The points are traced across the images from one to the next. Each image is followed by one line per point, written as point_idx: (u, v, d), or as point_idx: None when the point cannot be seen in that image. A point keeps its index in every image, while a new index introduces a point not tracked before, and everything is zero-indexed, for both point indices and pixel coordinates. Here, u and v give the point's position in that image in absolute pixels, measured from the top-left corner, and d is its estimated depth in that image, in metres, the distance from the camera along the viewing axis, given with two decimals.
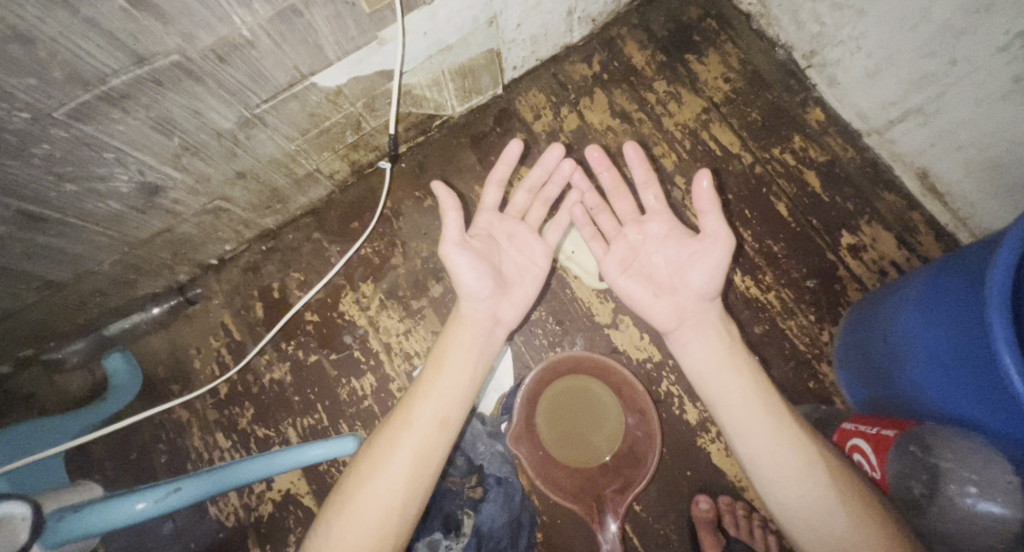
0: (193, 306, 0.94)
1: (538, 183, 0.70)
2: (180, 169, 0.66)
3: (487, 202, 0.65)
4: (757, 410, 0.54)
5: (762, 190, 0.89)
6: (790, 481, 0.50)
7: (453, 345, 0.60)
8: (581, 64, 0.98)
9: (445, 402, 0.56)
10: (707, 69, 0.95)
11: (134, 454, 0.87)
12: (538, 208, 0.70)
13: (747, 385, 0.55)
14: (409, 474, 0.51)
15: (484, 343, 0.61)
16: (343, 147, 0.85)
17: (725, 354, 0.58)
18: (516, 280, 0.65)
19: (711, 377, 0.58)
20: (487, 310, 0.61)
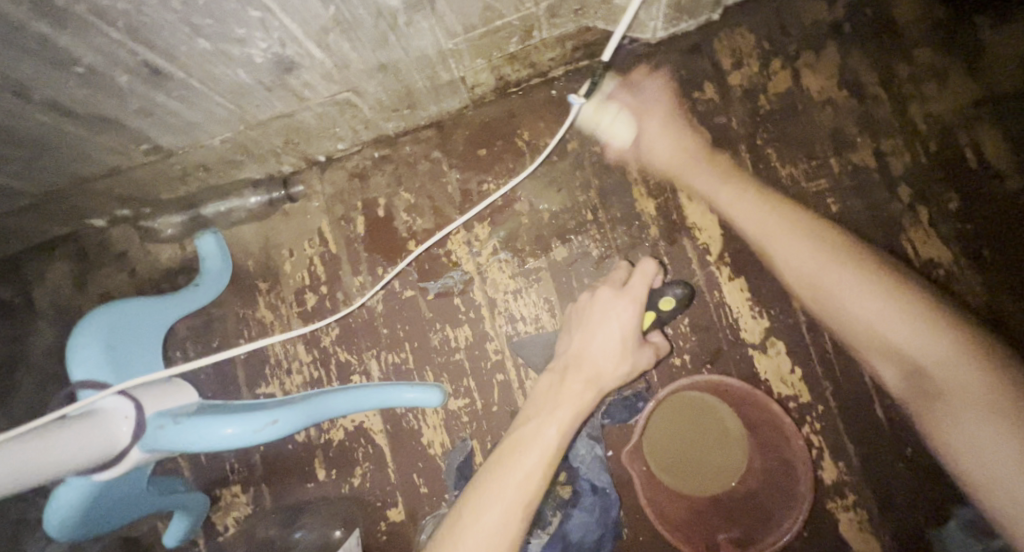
0: (293, 203, 0.84)
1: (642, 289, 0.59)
2: (323, 48, 0.53)
3: (614, 288, 0.61)
4: (863, 306, 0.59)
5: (1018, 229, 0.67)
6: (876, 312, 0.59)
7: (530, 422, 0.55)
8: (818, 4, 0.74)
9: (522, 470, 0.50)
10: (999, 46, 0.69)
11: (215, 342, 0.83)
12: (638, 281, 0.60)
13: (863, 283, 0.60)
14: (496, 529, 0.47)
15: (561, 404, 0.55)
16: (500, 55, 0.68)
17: (802, 247, 0.65)
18: (611, 352, 0.57)
19: (817, 285, 0.64)
20: (586, 365, 0.57)
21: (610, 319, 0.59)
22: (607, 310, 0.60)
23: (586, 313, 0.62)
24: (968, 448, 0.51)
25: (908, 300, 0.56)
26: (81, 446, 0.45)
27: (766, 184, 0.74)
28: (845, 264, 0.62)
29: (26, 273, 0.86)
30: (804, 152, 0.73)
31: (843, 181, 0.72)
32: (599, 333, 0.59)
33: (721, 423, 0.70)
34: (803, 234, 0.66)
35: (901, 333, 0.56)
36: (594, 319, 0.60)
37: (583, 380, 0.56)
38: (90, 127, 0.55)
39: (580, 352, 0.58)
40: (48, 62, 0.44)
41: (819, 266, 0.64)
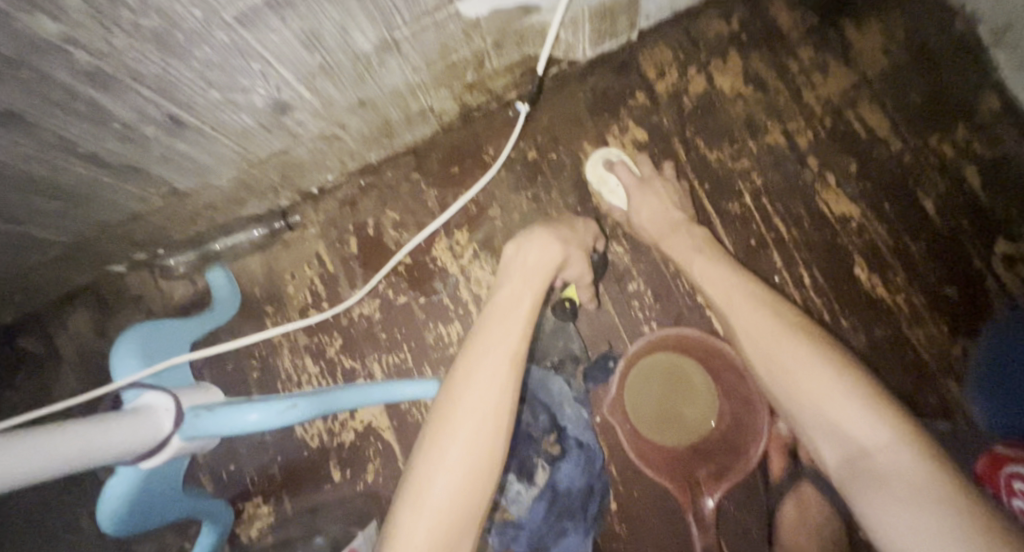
0: (291, 233, 0.94)
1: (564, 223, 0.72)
2: (312, 90, 0.65)
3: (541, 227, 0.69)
4: (795, 370, 0.53)
5: (908, 181, 0.80)
6: (835, 410, 0.49)
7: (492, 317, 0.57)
8: (718, 20, 0.89)
9: (494, 350, 0.52)
10: (866, 39, 0.84)
11: (230, 365, 0.91)
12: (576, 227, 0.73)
13: (783, 336, 0.56)
14: (483, 400, 0.49)
15: (519, 294, 0.60)
16: (460, 86, 0.81)
17: (763, 325, 0.58)
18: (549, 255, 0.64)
19: (758, 354, 0.58)
20: (539, 263, 0.63)
21: (539, 252, 0.64)
22: (542, 246, 0.65)
23: (518, 248, 0.65)
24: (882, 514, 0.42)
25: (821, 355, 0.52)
26: (127, 439, 0.52)
27: (698, 168, 0.86)
28: (775, 333, 0.57)
29: (50, 324, 0.93)
30: (726, 139, 0.86)
31: (762, 158, 0.85)
32: (541, 244, 0.65)
33: (689, 378, 0.79)
34: (747, 293, 0.62)
35: (818, 386, 0.51)
36: (519, 254, 0.64)
37: (533, 276, 0.62)
38: (119, 176, 0.66)
39: (519, 256, 0.64)
40: (94, 121, 0.54)
41: (766, 331, 0.57)
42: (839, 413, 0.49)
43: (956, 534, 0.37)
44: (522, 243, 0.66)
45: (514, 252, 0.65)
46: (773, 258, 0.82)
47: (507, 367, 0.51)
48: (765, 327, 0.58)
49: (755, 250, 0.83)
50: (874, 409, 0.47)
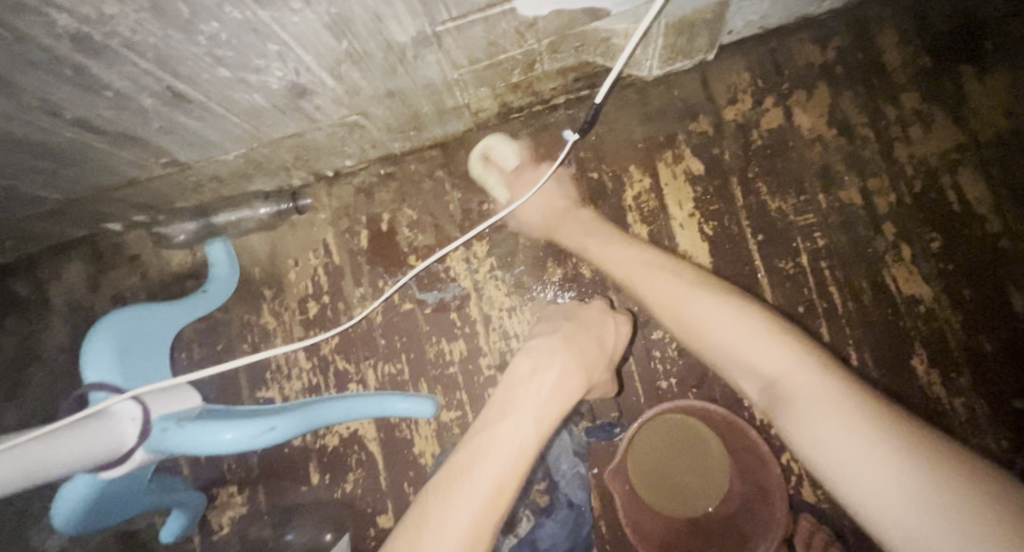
0: (300, 215, 0.88)
1: (589, 333, 0.62)
2: (335, 77, 0.57)
3: (563, 334, 0.61)
4: (754, 352, 0.52)
5: (998, 270, 0.69)
6: None
7: (507, 418, 0.52)
8: (812, 45, 0.77)
9: (502, 456, 0.48)
10: (984, 94, 0.72)
11: (220, 345, 0.86)
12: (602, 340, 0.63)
13: (717, 315, 0.56)
14: (476, 519, 0.44)
15: (534, 409, 0.52)
16: (504, 85, 0.72)
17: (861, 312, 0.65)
18: (563, 386, 0.55)
19: (667, 310, 0.61)
20: (550, 387, 0.55)
21: (557, 379, 0.55)
22: (565, 377, 0.56)
23: (533, 369, 0.56)
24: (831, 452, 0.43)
25: (740, 317, 0.55)
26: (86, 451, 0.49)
27: (755, 217, 0.76)
28: (686, 289, 0.61)
29: (43, 272, 0.89)
30: (792, 187, 0.76)
31: (829, 216, 0.75)
32: (562, 361, 0.57)
33: (703, 447, 0.71)
34: (667, 264, 0.65)
35: (777, 357, 0.51)
36: (534, 377, 0.55)
37: (551, 406, 0.53)
38: (115, 143, 0.59)
39: (534, 368, 0.56)
40: (82, 87, 0.47)
41: (682, 297, 0.60)
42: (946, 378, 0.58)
43: None
44: (539, 359, 0.57)
45: (527, 369, 0.57)
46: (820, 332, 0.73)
47: (506, 486, 0.47)
48: (711, 304, 0.58)
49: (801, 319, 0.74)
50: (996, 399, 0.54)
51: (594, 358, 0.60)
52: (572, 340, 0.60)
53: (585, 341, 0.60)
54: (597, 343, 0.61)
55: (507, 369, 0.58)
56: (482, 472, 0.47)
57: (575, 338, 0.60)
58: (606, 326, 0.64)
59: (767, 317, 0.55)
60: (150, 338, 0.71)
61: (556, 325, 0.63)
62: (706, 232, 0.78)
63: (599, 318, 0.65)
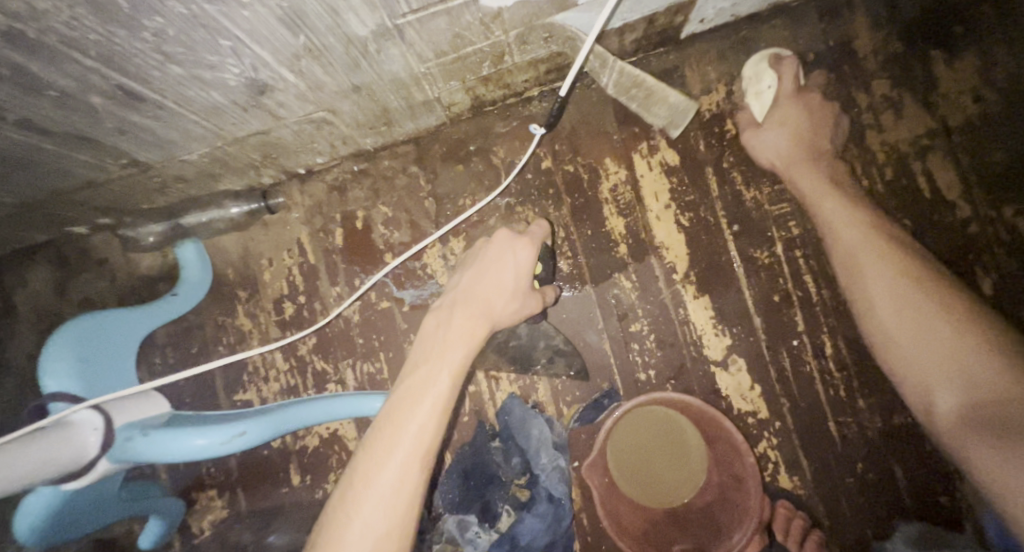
0: (273, 214, 0.86)
1: (492, 266, 0.58)
2: (296, 72, 0.56)
3: (466, 276, 0.60)
4: (905, 361, 0.60)
5: (967, 255, 0.70)
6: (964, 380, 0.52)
7: (420, 370, 0.53)
8: (784, 33, 0.77)
9: (410, 412, 0.50)
10: (955, 79, 0.72)
11: (194, 348, 0.85)
12: (506, 274, 0.58)
13: (918, 300, 0.60)
14: (404, 469, 0.47)
15: (436, 358, 0.53)
16: (473, 78, 0.71)
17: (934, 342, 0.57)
18: (463, 327, 0.55)
19: (881, 336, 0.63)
20: (455, 332, 0.54)
21: (455, 327, 0.55)
22: (463, 324, 0.55)
23: (437, 321, 0.57)
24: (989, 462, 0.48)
25: (960, 336, 0.56)
26: (46, 462, 0.50)
27: (730, 207, 0.77)
28: (917, 294, 0.60)
29: (9, 277, 0.87)
30: (767, 176, 0.76)
31: (803, 205, 0.75)
32: (458, 303, 0.57)
33: (683, 437, 0.71)
34: (885, 250, 0.65)
35: (981, 370, 0.52)
36: (437, 329, 0.56)
37: (454, 348, 0.53)
38: (67, 144, 0.57)
39: (435, 321, 0.56)
40: (25, 87, 0.46)
41: (894, 310, 0.61)
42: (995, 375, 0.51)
43: None
44: (442, 313, 0.57)
45: (433, 325, 0.57)
46: (795, 319, 0.74)
47: (427, 438, 0.49)
48: (938, 329, 0.57)
49: (777, 308, 0.74)
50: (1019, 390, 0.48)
51: (495, 293, 0.57)
52: (469, 287, 0.57)
53: (482, 283, 0.57)
54: (491, 279, 0.57)
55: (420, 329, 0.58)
56: (405, 428, 0.49)
57: (476, 278, 0.58)
58: (504, 257, 0.58)
59: (988, 342, 0.53)
60: (115, 346, 0.73)
61: (462, 272, 0.60)
62: (682, 223, 0.78)
63: (497, 252, 0.58)
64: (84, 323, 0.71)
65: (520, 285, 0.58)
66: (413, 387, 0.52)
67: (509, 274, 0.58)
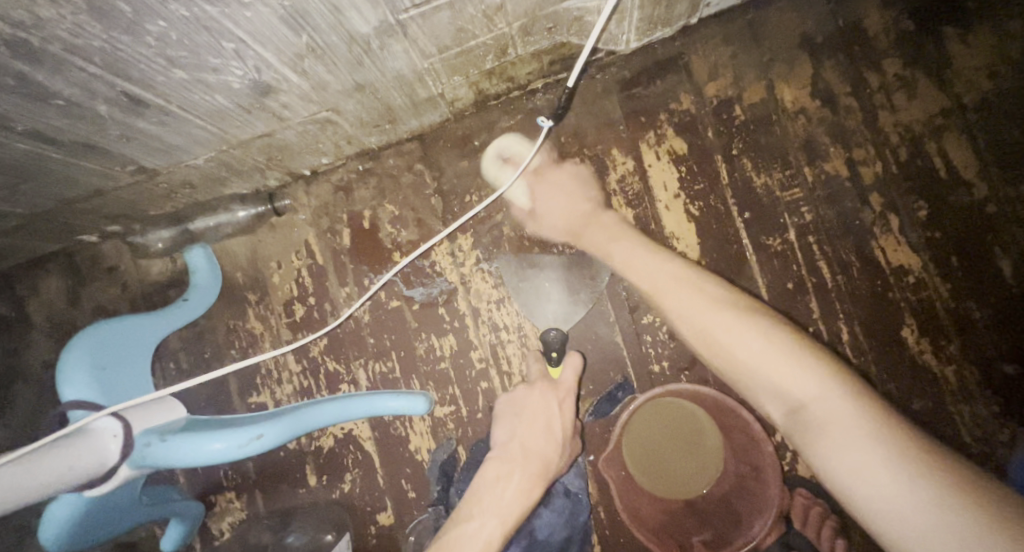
0: (280, 217, 0.86)
1: (535, 416, 0.69)
2: (299, 72, 0.55)
3: (507, 422, 0.71)
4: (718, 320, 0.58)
5: (985, 235, 0.69)
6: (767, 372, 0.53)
7: (476, 509, 0.62)
8: (792, 14, 0.75)
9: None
10: (969, 55, 0.70)
11: (206, 353, 0.85)
12: (548, 422, 0.69)
13: (738, 331, 0.56)
14: None
15: (492, 500, 0.62)
16: (477, 72, 0.70)
17: (691, 299, 0.61)
18: (513, 479, 0.64)
19: (704, 335, 0.59)
20: (513, 485, 0.64)
21: (519, 479, 0.64)
22: (519, 477, 0.64)
23: (496, 471, 0.65)
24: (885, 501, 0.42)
25: (805, 382, 0.50)
26: (72, 468, 0.53)
27: (740, 194, 0.76)
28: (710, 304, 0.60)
29: (20, 287, 0.87)
30: (777, 161, 0.75)
31: (815, 190, 0.74)
32: (509, 452, 0.67)
33: (698, 429, 0.71)
34: (687, 280, 0.64)
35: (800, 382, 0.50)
36: (496, 480, 0.64)
37: (508, 500, 0.62)
38: (74, 153, 0.57)
39: (489, 470, 0.66)
40: (31, 97, 0.45)
41: (728, 329, 0.57)
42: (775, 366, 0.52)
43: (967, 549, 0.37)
44: (501, 466, 0.66)
45: (492, 475, 0.65)
46: (809, 307, 0.73)
47: None
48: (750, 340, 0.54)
49: (791, 295, 0.74)
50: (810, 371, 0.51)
51: (547, 445, 0.67)
52: (525, 439, 0.68)
53: (537, 433, 0.68)
54: (543, 432, 0.68)
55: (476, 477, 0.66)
56: None
57: (524, 423, 0.69)
58: (551, 405, 0.70)
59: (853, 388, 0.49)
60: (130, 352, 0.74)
61: (511, 424, 0.70)
62: (692, 212, 0.77)
63: (543, 399, 0.71)
64: (99, 329, 0.72)
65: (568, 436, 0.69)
66: (465, 527, 0.60)
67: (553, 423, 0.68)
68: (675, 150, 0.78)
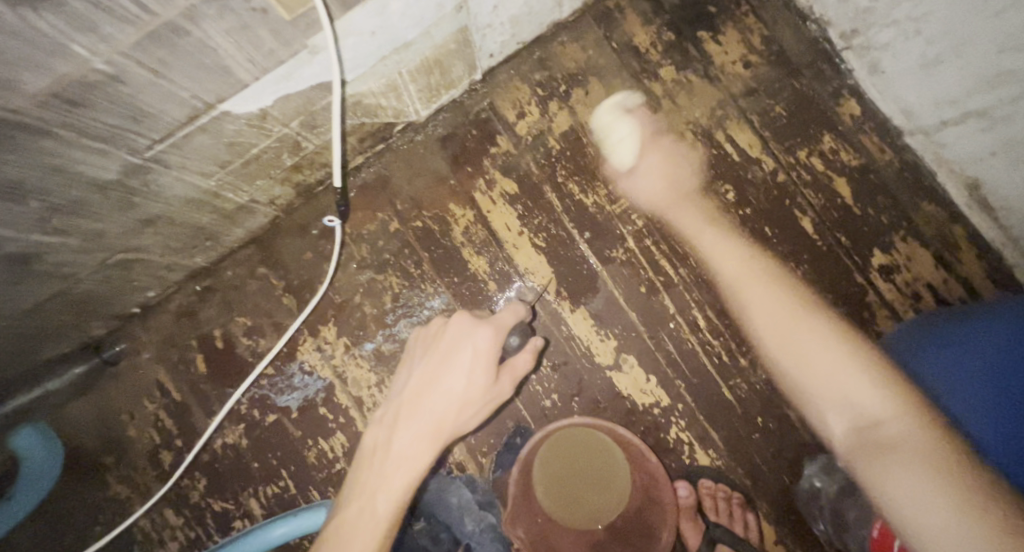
0: (115, 364, 0.79)
1: (439, 356, 0.50)
2: (55, 231, 0.51)
3: (400, 378, 0.53)
4: (807, 333, 0.50)
5: (784, 202, 0.76)
6: (820, 372, 0.47)
7: (348, 501, 0.46)
8: (573, 45, 0.81)
9: None
10: (725, 51, 0.79)
11: (67, 541, 0.74)
12: (455, 361, 0.49)
13: (798, 316, 0.52)
14: None
15: (371, 487, 0.46)
16: (281, 171, 0.68)
17: (780, 299, 0.55)
18: (399, 447, 0.47)
19: (761, 322, 0.54)
20: (406, 453, 0.46)
21: (400, 447, 0.47)
22: (408, 443, 0.47)
23: (378, 443, 0.48)
24: (908, 504, 0.37)
25: (904, 412, 0.42)
26: None
27: (576, 216, 0.79)
28: (768, 280, 0.59)
29: None
30: (599, 179, 0.79)
31: (640, 197, 0.78)
32: (399, 406, 0.49)
33: (598, 450, 0.69)
34: (597, 284, 0.78)
35: (868, 399, 0.44)
36: (380, 451, 0.48)
37: (397, 474, 0.45)
38: None
39: (373, 443, 0.48)
40: None
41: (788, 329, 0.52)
42: (823, 372, 0.47)
43: (938, 515, 0.35)
44: (380, 434, 0.49)
45: (371, 448, 0.49)
46: (665, 304, 0.77)
47: None
48: (856, 380, 0.45)
49: (646, 298, 0.77)
50: (880, 384, 0.44)
51: (448, 396, 0.48)
52: (422, 389, 0.49)
53: (439, 375, 0.49)
54: (441, 383, 0.48)
55: (360, 446, 0.50)
56: None
57: (430, 364, 0.50)
58: (464, 344, 0.50)
59: (926, 422, 0.40)
60: None
61: (409, 372, 0.52)
62: (539, 244, 0.79)
63: (455, 334, 0.51)
64: None
65: (476, 384, 0.49)
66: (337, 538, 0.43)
67: (461, 361, 0.49)
68: (506, 192, 0.80)
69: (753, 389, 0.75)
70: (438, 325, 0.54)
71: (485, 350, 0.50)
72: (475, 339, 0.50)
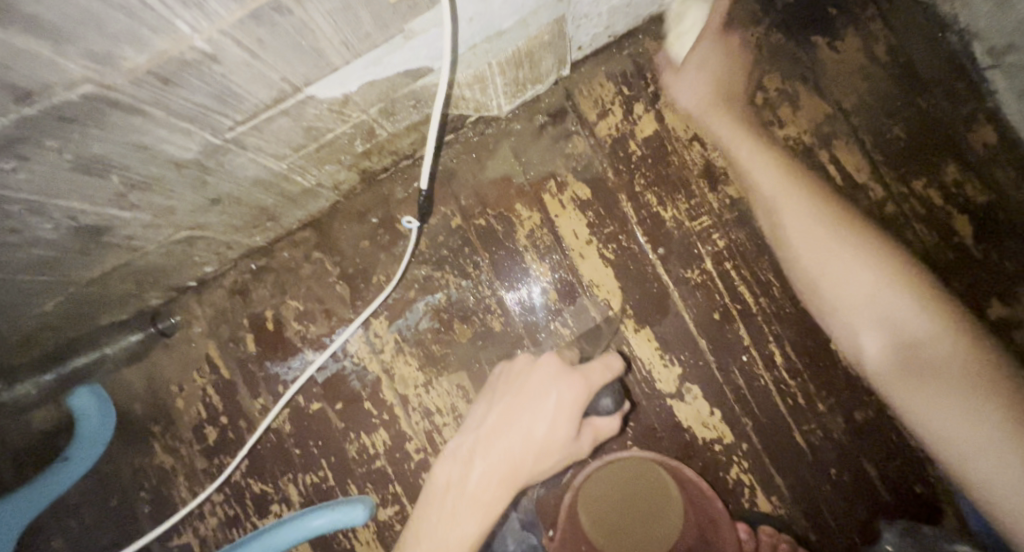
0: (169, 336, 0.78)
1: (518, 403, 0.51)
2: (128, 207, 0.49)
3: (477, 413, 0.55)
4: (850, 268, 0.59)
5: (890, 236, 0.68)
6: (881, 299, 0.56)
7: (421, 533, 0.49)
8: (667, 43, 0.74)
9: None
10: (840, 61, 0.71)
11: (113, 503, 0.76)
12: (532, 412, 0.50)
13: (881, 288, 0.56)
14: None
15: (442, 523, 0.48)
16: (351, 156, 0.65)
17: (810, 226, 0.62)
18: (472, 489, 0.49)
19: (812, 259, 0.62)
20: (479, 496, 0.48)
21: (474, 489, 0.48)
22: (480, 488, 0.48)
23: (451, 480, 0.51)
24: (935, 418, 0.50)
25: (942, 339, 0.52)
26: None
27: (652, 230, 0.73)
28: (807, 202, 0.64)
29: None
30: (681, 192, 0.73)
31: (724, 215, 0.72)
32: (474, 447, 0.51)
33: (655, 484, 0.65)
34: (667, 304, 0.72)
35: (913, 324, 0.54)
36: (453, 487, 0.50)
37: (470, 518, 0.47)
38: None
39: (447, 479, 0.50)
40: None
41: (866, 286, 0.57)
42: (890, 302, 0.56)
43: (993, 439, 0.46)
44: (455, 469, 0.51)
45: (444, 482, 0.51)
46: (740, 335, 0.71)
47: None
48: (896, 302, 0.56)
49: (718, 326, 0.71)
50: (932, 313, 0.54)
51: (522, 444, 0.48)
52: (498, 430, 0.51)
53: (516, 422, 0.50)
54: (518, 430, 0.49)
55: (431, 479, 0.53)
56: None
57: (507, 409, 0.51)
58: (546, 393, 0.50)
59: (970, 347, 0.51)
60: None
61: (489, 407, 0.54)
62: (607, 256, 0.74)
63: (538, 382, 0.51)
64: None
65: (554, 437, 0.49)
66: None
67: (541, 413, 0.49)
68: (578, 197, 0.75)
69: (829, 437, 0.68)
70: (520, 365, 0.54)
71: (567, 405, 0.49)
72: (555, 390, 0.50)
